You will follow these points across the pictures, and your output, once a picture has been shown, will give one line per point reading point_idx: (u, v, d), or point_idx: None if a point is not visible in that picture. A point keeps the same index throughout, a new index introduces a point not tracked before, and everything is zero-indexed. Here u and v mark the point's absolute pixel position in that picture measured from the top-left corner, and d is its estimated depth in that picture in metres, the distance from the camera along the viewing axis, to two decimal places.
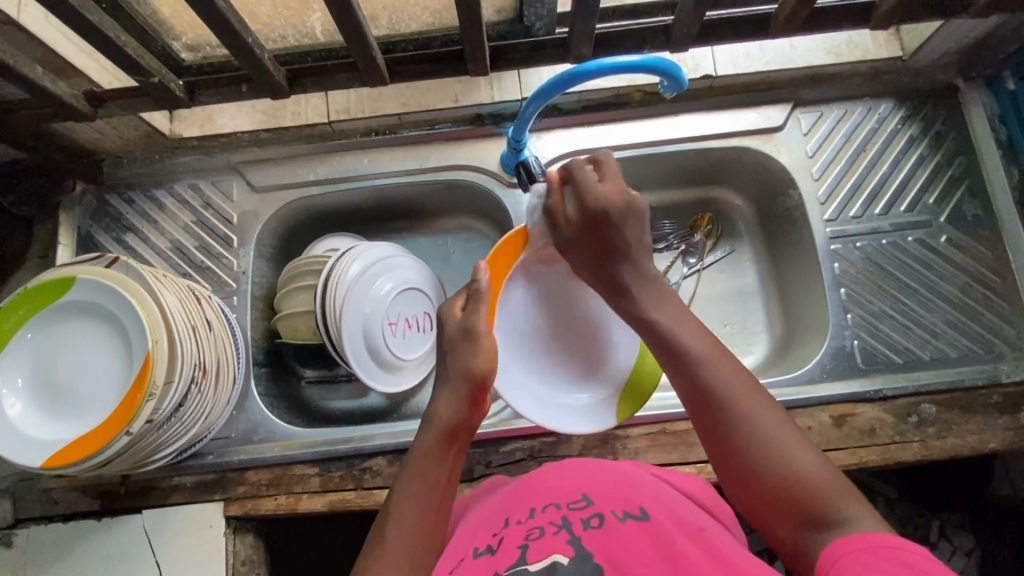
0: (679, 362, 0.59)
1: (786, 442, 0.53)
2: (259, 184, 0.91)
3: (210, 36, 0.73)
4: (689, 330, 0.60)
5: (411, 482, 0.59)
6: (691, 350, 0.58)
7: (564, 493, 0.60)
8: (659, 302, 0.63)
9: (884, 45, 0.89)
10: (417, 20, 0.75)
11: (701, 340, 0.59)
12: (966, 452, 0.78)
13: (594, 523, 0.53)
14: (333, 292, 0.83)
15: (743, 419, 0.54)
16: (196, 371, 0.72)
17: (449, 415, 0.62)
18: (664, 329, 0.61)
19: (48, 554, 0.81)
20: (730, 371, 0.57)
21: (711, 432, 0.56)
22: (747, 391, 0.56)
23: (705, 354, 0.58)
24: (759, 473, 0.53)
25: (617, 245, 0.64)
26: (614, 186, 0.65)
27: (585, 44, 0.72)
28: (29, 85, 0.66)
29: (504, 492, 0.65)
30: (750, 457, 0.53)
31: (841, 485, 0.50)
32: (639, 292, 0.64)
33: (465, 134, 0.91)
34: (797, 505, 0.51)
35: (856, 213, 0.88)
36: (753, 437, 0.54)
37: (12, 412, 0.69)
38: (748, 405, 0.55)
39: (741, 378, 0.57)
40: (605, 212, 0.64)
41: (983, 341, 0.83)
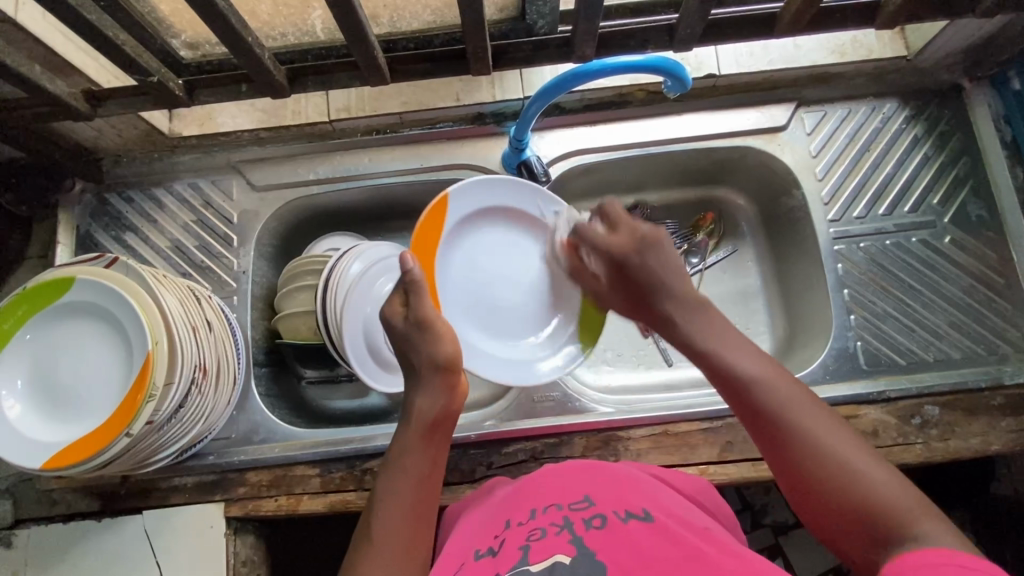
0: (733, 386, 0.56)
1: (851, 454, 0.50)
2: (260, 183, 0.91)
3: (209, 35, 0.72)
4: (737, 346, 0.58)
5: (394, 480, 0.59)
6: (739, 372, 0.56)
7: (566, 494, 0.59)
8: (702, 324, 0.61)
9: (890, 44, 0.88)
10: (419, 18, 0.75)
11: (751, 360, 0.57)
12: (970, 454, 0.78)
13: (596, 524, 0.53)
14: (334, 292, 0.82)
15: (802, 434, 0.52)
16: (197, 371, 0.72)
17: (427, 412, 0.62)
18: (710, 355, 0.59)
19: (48, 555, 0.80)
20: (783, 386, 0.54)
21: (769, 448, 0.54)
22: (806, 405, 0.53)
23: (754, 374, 0.55)
24: (825, 489, 0.49)
25: (650, 285, 0.66)
26: (626, 228, 0.70)
27: (589, 43, 0.71)
28: (26, 85, 0.66)
29: (504, 493, 0.65)
30: (816, 471, 0.50)
31: (916, 499, 0.46)
32: (683, 318, 0.63)
33: (467, 133, 0.91)
34: (871, 527, 0.47)
35: (860, 214, 0.88)
36: (815, 451, 0.51)
37: (12, 413, 0.68)
38: (806, 419, 0.52)
39: (795, 390, 0.54)
40: (625, 258, 0.68)
41: (987, 342, 0.83)
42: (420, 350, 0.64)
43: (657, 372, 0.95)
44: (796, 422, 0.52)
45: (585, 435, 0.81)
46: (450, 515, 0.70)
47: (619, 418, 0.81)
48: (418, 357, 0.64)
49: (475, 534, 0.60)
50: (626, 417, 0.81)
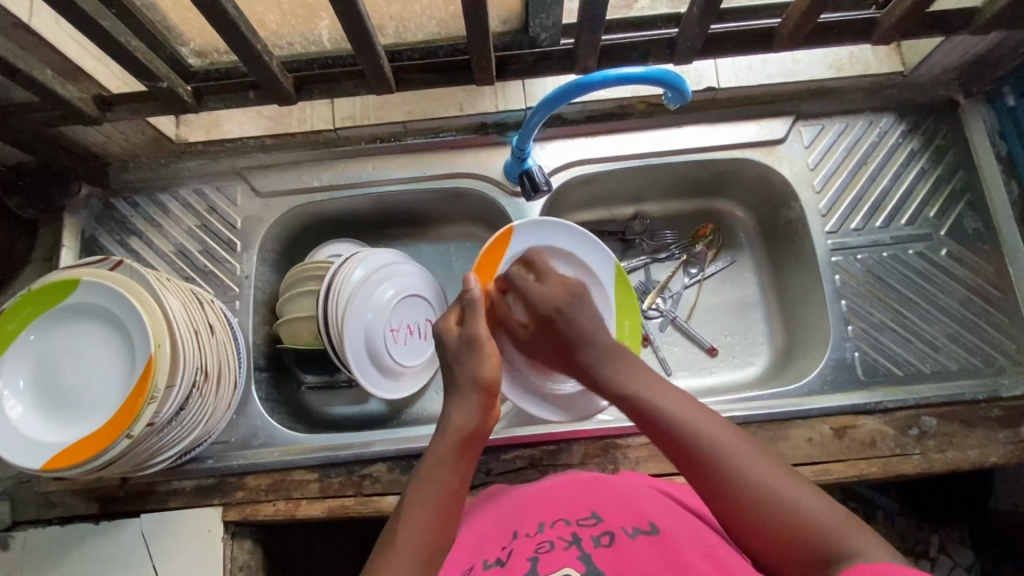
0: (660, 428, 0.60)
1: (783, 484, 0.53)
2: (264, 189, 0.92)
3: (218, 43, 0.74)
4: (664, 391, 0.62)
5: (424, 487, 0.60)
6: (664, 412, 0.60)
7: (574, 507, 0.60)
8: (625, 365, 0.66)
9: (886, 60, 0.89)
10: (423, 30, 0.76)
11: (675, 404, 0.61)
12: (967, 466, 0.78)
13: (604, 541, 0.54)
14: (336, 297, 0.83)
15: (730, 467, 0.55)
16: (198, 375, 0.72)
17: (462, 426, 0.63)
18: (638, 396, 0.62)
19: (45, 558, 0.80)
20: (707, 426, 0.58)
21: (701, 481, 0.57)
22: (729, 440, 0.57)
23: (680, 418, 0.59)
24: (757, 516, 0.53)
25: (575, 336, 0.69)
26: (556, 280, 0.74)
27: (590, 56, 0.72)
28: (38, 89, 0.67)
29: (510, 499, 0.66)
30: (744, 501, 0.53)
31: (847, 520, 0.50)
32: (604, 362, 0.67)
33: (469, 142, 0.92)
34: (806, 550, 0.50)
35: (857, 226, 0.89)
36: (747, 484, 0.54)
37: (14, 414, 0.69)
38: (733, 456, 0.56)
39: (721, 429, 0.58)
40: (553, 307, 0.71)
41: (983, 354, 0.84)
42: (463, 364, 0.67)
43: None
44: (725, 457, 0.56)
45: (584, 442, 0.81)
46: None
47: (616, 425, 0.81)
48: (462, 373, 0.66)
49: (482, 542, 0.61)
50: (624, 425, 0.81)
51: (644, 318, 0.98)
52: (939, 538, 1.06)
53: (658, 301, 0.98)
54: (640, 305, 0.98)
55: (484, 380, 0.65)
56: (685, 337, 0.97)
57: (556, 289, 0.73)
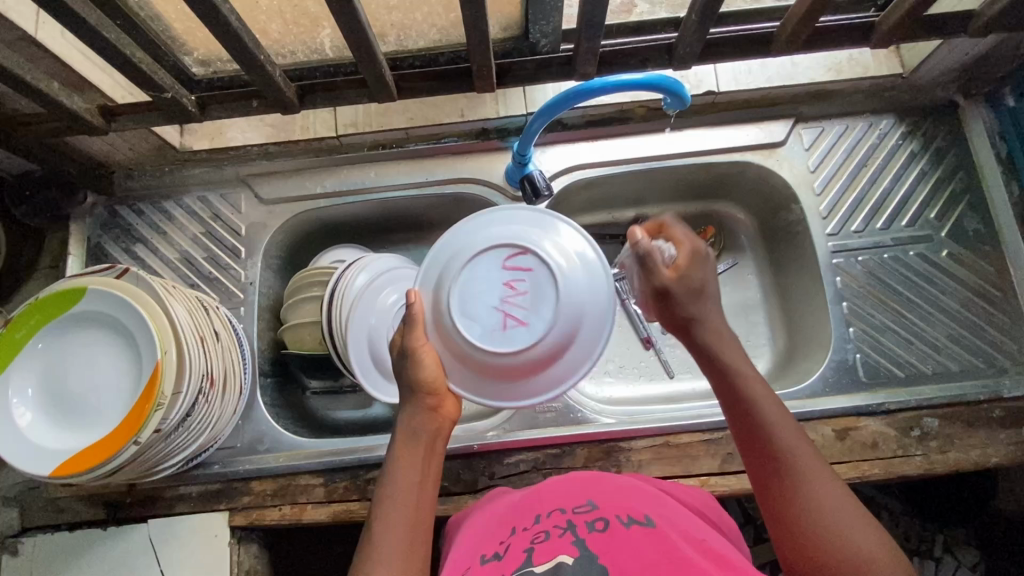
0: (749, 422, 0.58)
1: (852, 519, 0.52)
2: (268, 197, 0.92)
3: (221, 52, 0.74)
4: (768, 394, 0.59)
5: (387, 496, 0.59)
6: (761, 410, 0.57)
7: (570, 500, 0.60)
8: (737, 358, 0.61)
9: (885, 62, 0.89)
10: (425, 37, 0.77)
11: (768, 402, 0.58)
12: (969, 466, 0.78)
13: (598, 526, 0.54)
14: (340, 305, 0.84)
15: (806, 487, 0.54)
16: (204, 381, 0.73)
17: (412, 425, 0.62)
18: (739, 384, 0.59)
19: (53, 563, 0.81)
20: (798, 442, 0.56)
21: (762, 477, 0.56)
22: (808, 458, 0.55)
23: (771, 416, 0.57)
24: (816, 539, 0.52)
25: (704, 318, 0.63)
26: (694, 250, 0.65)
27: (590, 62, 0.73)
28: (44, 100, 0.68)
29: (510, 500, 0.66)
30: (811, 522, 0.52)
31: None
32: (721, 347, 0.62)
33: (470, 148, 0.92)
34: None
35: (858, 228, 0.89)
36: (818, 509, 0.52)
37: (22, 422, 0.70)
38: (813, 477, 0.54)
39: (800, 444, 0.56)
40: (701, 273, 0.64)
41: (985, 355, 0.84)
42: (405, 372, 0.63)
43: (660, 384, 0.96)
44: (795, 469, 0.55)
45: (586, 446, 0.82)
46: (450, 525, 0.71)
47: (619, 428, 0.81)
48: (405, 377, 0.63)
49: (483, 540, 0.61)
50: (626, 428, 0.81)
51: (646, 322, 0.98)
52: (943, 538, 1.07)
53: None
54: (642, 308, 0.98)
55: (427, 383, 0.62)
56: None
57: (683, 243, 0.66)
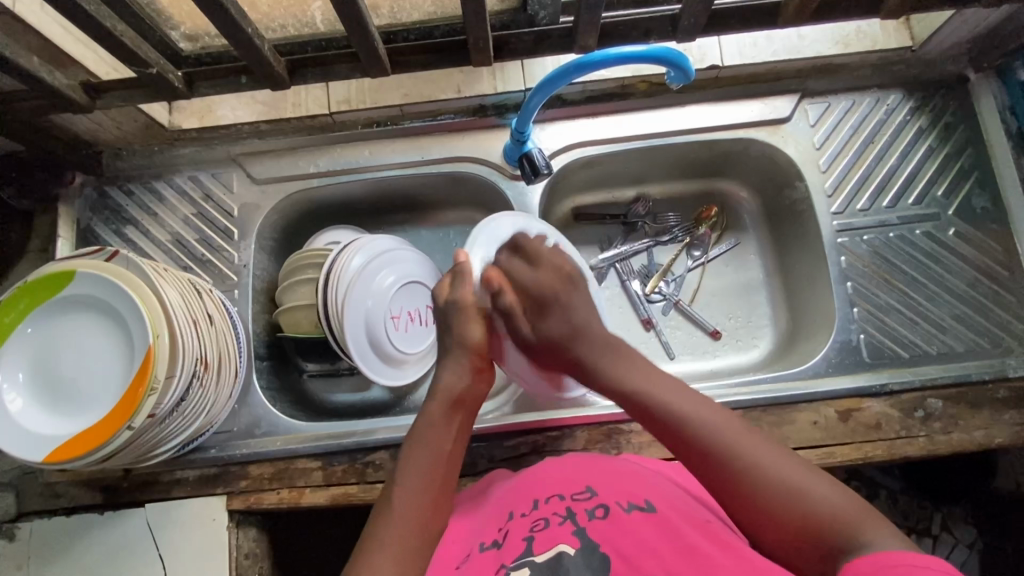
0: (668, 425, 0.60)
1: (788, 470, 0.54)
2: (260, 176, 0.90)
3: (208, 25, 0.71)
4: (671, 388, 0.62)
5: (418, 454, 0.62)
6: (669, 406, 0.60)
7: (568, 484, 0.60)
8: (626, 362, 0.65)
9: (894, 34, 0.86)
10: (419, 9, 0.74)
11: (681, 397, 0.61)
12: (972, 447, 0.78)
13: (599, 514, 0.55)
14: (335, 287, 0.82)
15: (747, 464, 0.55)
16: (198, 365, 0.72)
17: (452, 390, 0.65)
18: (639, 391, 0.62)
19: (52, 548, 0.81)
20: (718, 424, 0.58)
21: (708, 476, 0.57)
22: (737, 435, 0.57)
23: (683, 411, 0.59)
24: (769, 505, 0.53)
25: (571, 329, 0.67)
26: (551, 269, 0.71)
27: (590, 35, 0.70)
28: (24, 76, 0.65)
29: (508, 480, 0.66)
30: (757, 493, 0.54)
31: (859, 505, 0.50)
32: (607, 357, 0.65)
33: (467, 125, 0.90)
34: (821, 545, 0.50)
35: (864, 206, 0.87)
36: (760, 475, 0.54)
37: (14, 407, 0.69)
38: (743, 450, 0.56)
39: (727, 424, 0.58)
40: (552, 296, 0.68)
41: (990, 335, 0.83)
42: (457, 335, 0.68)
43: (660, 366, 0.95)
44: (733, 453, 0.56)
45: (587, 428, 0.81)
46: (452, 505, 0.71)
47: (619, 410, 0.80)
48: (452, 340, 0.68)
49: (481, 523, 0.62)
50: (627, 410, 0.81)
51: (646, 302, 0.97)
52: (940, 516, 1.07)
53: (661, 285, 0.97)
54: (642, 289, 0.97)
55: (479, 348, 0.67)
56: (688, 320, 0.97)
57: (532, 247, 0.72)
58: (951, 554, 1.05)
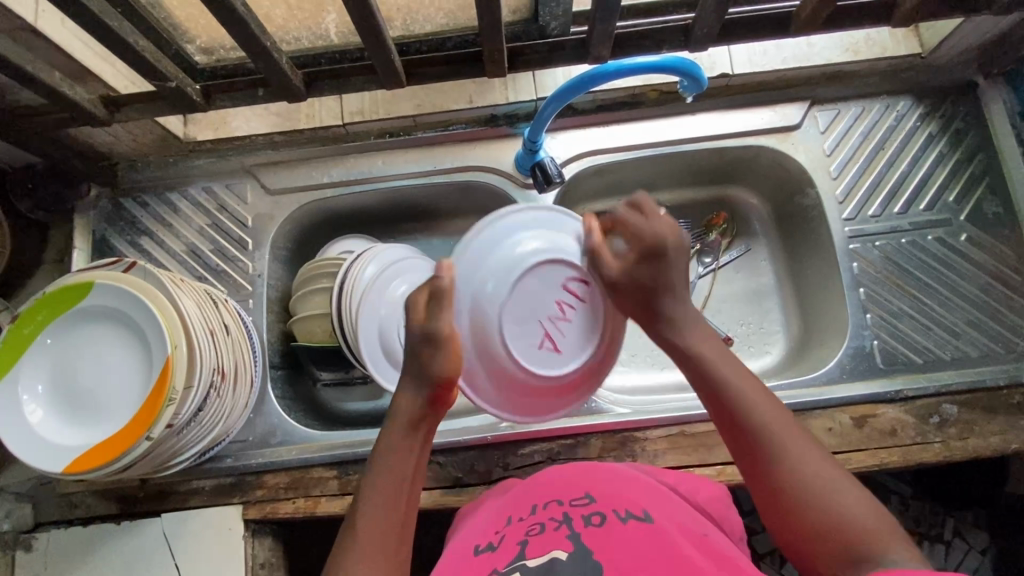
0: (723, 403, 0.58)
1: (830, 476, 0.53)
2: (274, 187, 0.91)
3: (224, 39, 0.73)
4: (741, 375, 0.59)
5: (377, 480, 0.59)
6: (736, 392, 0.58)
7: (569, 490, 0.61)
8: (699, 331, 0.61)
9: (903, 42, 0.87)
10: (432, 21, 0.75)
11: (743, 379, 0.59)
12: (988, 453, 0.78)
13: (595, 520, 0.54)
14: (350, 297, 0.83)
15: (789, 460, 0.54)
16: (215, 375, 0.72)
17: (409, 409, 0.61)
18: (709, 367, 0.59)
19: (68, 558, 0.81)
20: (771, 412, 0.56)
21: (748, 466, 0.56)
22: (784, 428, 0.56)
23: (745, 394, 0.57)
24: (803, 511, 0.52)
25: (665, 282, 0.61)
26: (653, 232, 0.61)
27: (604, 45, 0.71)
28: (46, 91, 0.66)
29: (513, 487, 0.66)
30: (794, 495, 0.53)
31: (891, 530, 0.49)
32: (684, 321, 0.62)
33: (478, 135, 0.91)
34: (836, 548, 0.50)
35: (875, 212, 0.88)
36: (801, 473, 0.53)
37: (34, 418, 0.69)
38: (795, 450, 0.54)
39: (777, 413, 0.56)
40: (664, 249, 0.61)
41: (1004, 340, 0.83)
42: (428, 361, 0.60)
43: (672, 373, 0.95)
44: (780, 445, 0.55)
45: (602, 436, 0.81)
46: (459, 514, 0.71)
47: (633, 418, 0.81)
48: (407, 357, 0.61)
49: (482, 527, 0.62)
50: (641, 418, 0.80)
51: None
52: (953, 521, 1.08)
53: None
54: None
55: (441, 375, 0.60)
56: None
57: (663, 220, 0.62)
58: (965, 560, 1.06)
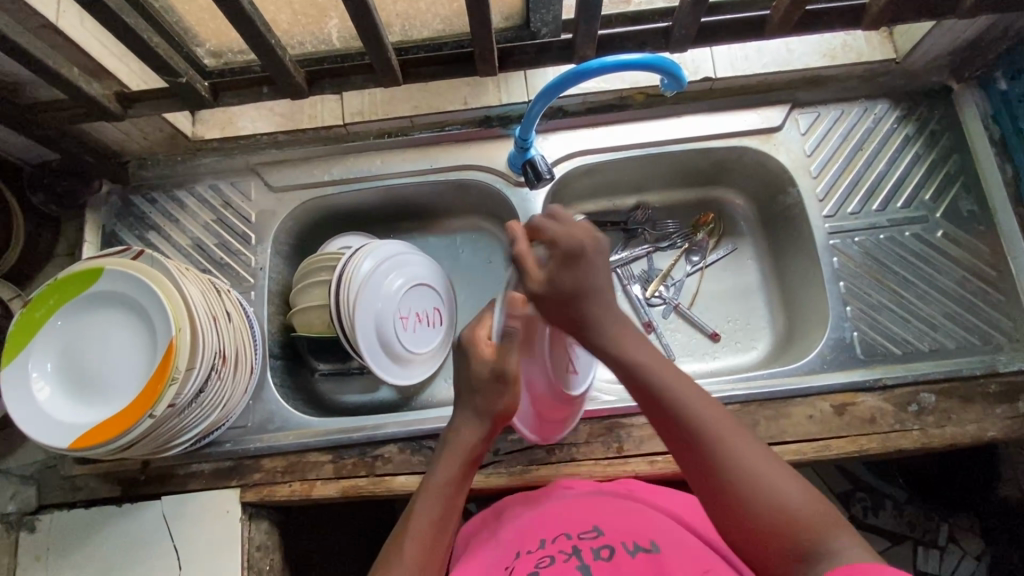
0: (653, 396, 0.59)
1: (765, 467, 0.54)
2: (277, 184, 0.95)
3: (232, 43, 0.77)
4: (660, 362, 0.61)
5: (429, 502, 0.64)
6: (660, 384, 0.59)
7: (576, 525, 0.64)
8: (617, 332, 0.64)
9: (879, 48, 0.91)
10: (429, 27, 0.80)
11: (664, 368, 0.61)
12: (966, 440, 0.80)
13: (604, 554, 0.58)
14: (347, 287, 0.86)
15: (725, 446, 0.55)
16: (217, 359, 0.75)
17: (468, 439, 0.67)
18: (635, 361, 0.61)
19: (71, 540, 0.83)
20: (700, 400, 0.58)
21: (687, 457, 0.57)
22: (717, 415, 0.57)
23: (669, 385, 0.59)
24: (750, 503, 0.52)
25: (582, 286, 0.64)
26: (577, 230, 0.67)
27: (589, 45, 0.75)
28: (65, 86, 0.70)
29: (520, 513, 0.69)
30: (733, 488, 0.53)
31: (830, 516, 0.51)
32: (602, 322, 0.64)
33: (473, 136, 0.95)
34: (790, 543, 0.50)
35: (854, 209, 0.91)
36: (740, 470, 0.54)
37: (42, 396, 0.72)
38: (731, 445, 0.55)
39: (707, 403, 0.58)
40: (579, 250, 0.66)
41: (980, 332, 0.85)
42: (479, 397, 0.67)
43: None
44: (714, 433, 0.56)
45: (589, 422, 0.83)
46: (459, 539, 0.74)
47: (619, 405, 0.83)
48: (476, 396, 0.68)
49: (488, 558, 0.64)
50: (627, 405, 0.83)
51: (647, 306, 1.00)
52: (947, 527, 1.12)
53: (661, 289, 1.01)
54: (643, 294, 1.01)
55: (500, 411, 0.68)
56: (688, 323, 1.00)
57: (573, 228, 0.68)
58: (959, 565, 1.10)
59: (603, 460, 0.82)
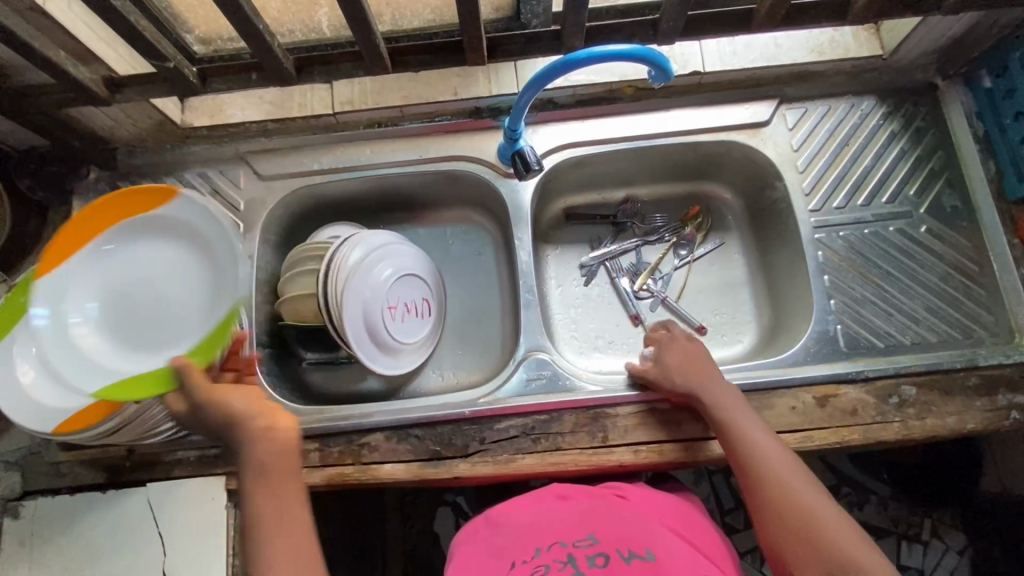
0: (743, 451, 0.72)
1: (828, 521, 0.66)
2: (266, 172, 0.95)
3: (222, 29, 0.78)
4: (753, 425, 0.74)
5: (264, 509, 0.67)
6: (752, 443, 0.72)
7: (570, 530, 0.68)
8: (724, 397, 0.77)
9: (865, 44, 0.92)
10: (419, 17, 0.81)
11: (759, 431, 0.74)
12: (945, 432, 0.81)
13: (599, 562, 0.63)
14: (336, 276, 0.86)
15: (796, 495, 0.68)
16: (203, 348, 0.77)
17: (249, 457, 0.69)
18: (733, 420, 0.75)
19: (55, 526, 0.83)
20: (780, 460, 0.71)
21: (762, 502, 0.69)
22: (793, 474, 0.70)
23: (761, 445, 0.72)
24: (813, 543, 0.65)
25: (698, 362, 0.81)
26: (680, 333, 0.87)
27: (577, 36, 0.75)
28: (53, 69, 0.70)
29: (511, 512, 0.73)
30: (806, 529, 0.66)
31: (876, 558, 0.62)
32: (708, 389, 0.78)
33: (463, 126, 0.95)
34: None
35: (840, 204, 0.92)
36: (808, 516, 0.66)
37: (26, 379, 0.73)
38: (806, 497, 0.67)
39: (785, 462, 0.71)
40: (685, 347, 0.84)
41: (962, 326, 0.86)
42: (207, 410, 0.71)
43: None
44: (789, 484, 0.69)
45: (575, 412, 0.84)
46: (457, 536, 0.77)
47: (605, 395, 0.84)
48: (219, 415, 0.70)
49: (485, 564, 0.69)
50: (613, 395, 0.84)
51: (635, 299, 1.01)
52: (931, 522, 1.13)
53: (650, 282, 1.01)
54: (631, 287, 1.01)
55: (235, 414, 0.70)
56: (675, 316, 1.00)
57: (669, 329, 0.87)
58: (942, 560, 1.11)
59: (589, 449, 0.82)
